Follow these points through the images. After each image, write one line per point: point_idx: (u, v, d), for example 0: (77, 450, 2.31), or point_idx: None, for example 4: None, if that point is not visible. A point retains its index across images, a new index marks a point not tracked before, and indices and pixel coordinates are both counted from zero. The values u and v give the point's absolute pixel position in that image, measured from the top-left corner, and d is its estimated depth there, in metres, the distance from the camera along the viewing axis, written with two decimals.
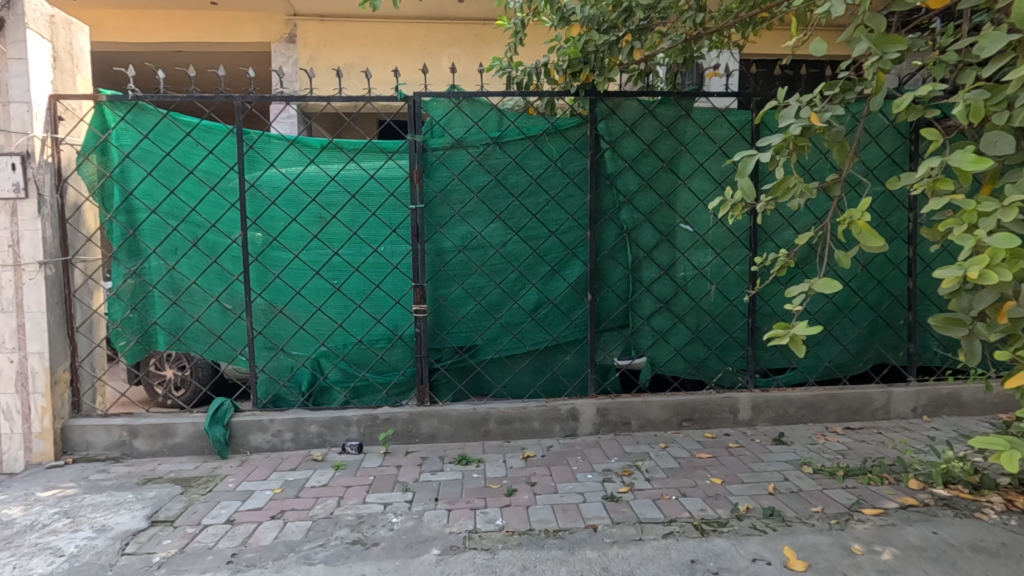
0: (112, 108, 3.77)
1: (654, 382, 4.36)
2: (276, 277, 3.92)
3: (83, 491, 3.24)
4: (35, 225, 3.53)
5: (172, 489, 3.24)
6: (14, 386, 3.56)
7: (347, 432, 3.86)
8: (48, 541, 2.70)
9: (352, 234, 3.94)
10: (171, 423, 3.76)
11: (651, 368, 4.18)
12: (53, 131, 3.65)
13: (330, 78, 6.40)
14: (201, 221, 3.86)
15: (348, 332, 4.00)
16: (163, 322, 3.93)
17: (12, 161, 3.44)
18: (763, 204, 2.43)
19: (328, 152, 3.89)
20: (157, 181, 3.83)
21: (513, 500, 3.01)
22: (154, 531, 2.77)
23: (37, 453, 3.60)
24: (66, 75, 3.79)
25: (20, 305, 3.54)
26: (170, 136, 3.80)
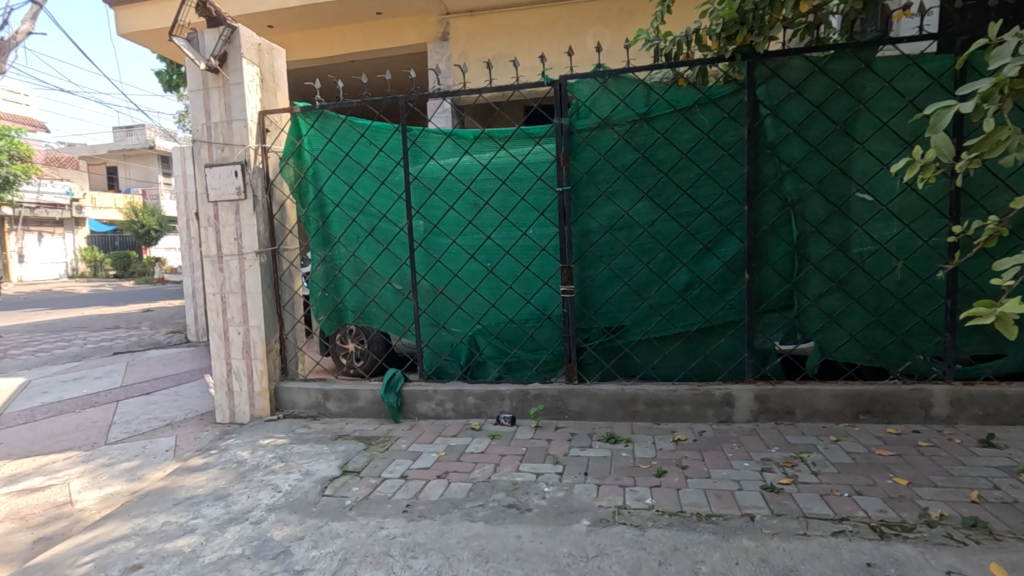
0: (304, 117, 4.38)
1: (823, 370, 3.97)
2: (436, 261, 4.28)
3: (292, 442, 3.91)
4: (251, 221, 4.28)
5: (357, 445, 3.76)
6: (241, 353, 4.39)
7: (501, 405, 4.11)
8: (270, 479, 3.31)
9: (503, 219, 4.15)
10: (355, 389, 4.34)
11: (819, 354, 3.81)
12: (261, 142, 4.37)
13: (481, 70, 6.73)
14: (374, 212, 4.36)
15: (500, 312, 4.24)
16: (348, 301, 4.53)
17: (234, 169, 4.21)
18: (965, 163, 2.05)
19: (480, 143, 4.12)
20: (339, 179, 4.39)
21: (663, 481, 2.98)
22: (346, 479, 3.25)
23: (258, 408, 4.42)
24: (270, 93, 4.50)
25: (243, 287, 4.33)
26: (349, 138, 4.33)
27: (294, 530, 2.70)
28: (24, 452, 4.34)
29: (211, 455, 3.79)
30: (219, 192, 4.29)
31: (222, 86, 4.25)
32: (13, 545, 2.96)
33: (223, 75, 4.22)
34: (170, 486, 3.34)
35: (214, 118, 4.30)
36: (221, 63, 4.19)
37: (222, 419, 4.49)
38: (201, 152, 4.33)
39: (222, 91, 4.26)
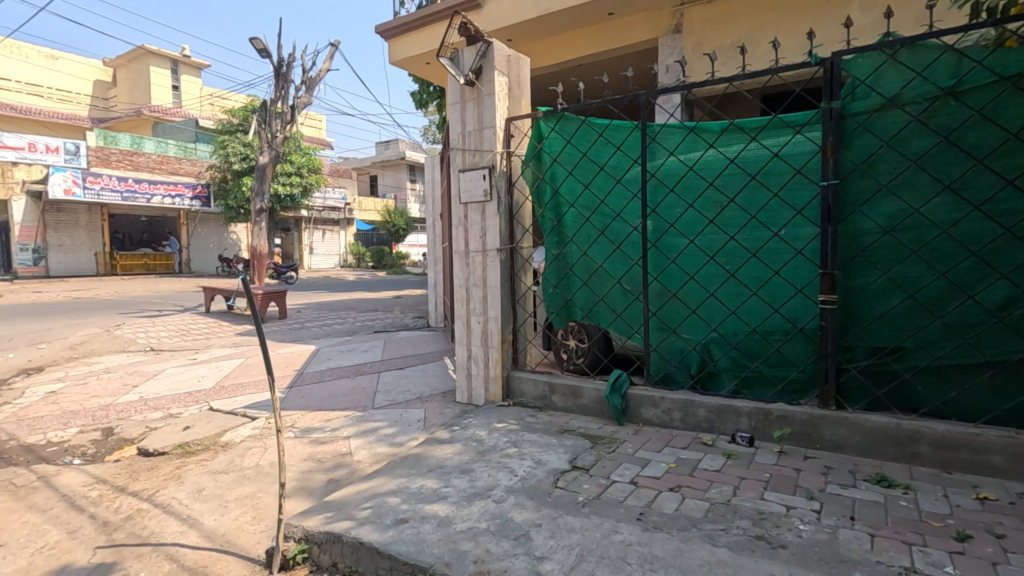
0: (545, 121, 4.57)
1: None
2: (670, 262, 4.09)
3: (522, 429, 4.12)
4: (495, 221, 4.63)
5: (584, 442, 3.80)
6: (480, 341, 4.79)
7: (737, 422, 3.75)
8: (506, 461, 3.53)
9: (750, 217, 3.77)
10: (580, 386, 4.41)
11: None
12: (507, 146, 4.70)
13: (734, 56, 6.21)
14: (608, 211, 4.35)
15: (741, 320, 3.87)
16: (578, 299, 4.63)
17: (483, 173, 4.60)
18: None
19: (727, 135, 3.81)
20: (576, 179, 4.48)
21: (969, 549, 2.36)
22: (575, 474, 3.30)
23: (492, 393, 4.78)
24: (516, 100, 4.81)
25: (485, 281, 4.72)
26: (588, 138, 4.39)
27: (532, 516, 2.82)
28: (318, 406, 5.40)
29: (454, 430, 4.21)
30: (469, 194, 4.74)
31: (476, 98, 4.68)
32: (315, 481, 3.67)
33: (477, 87, 4.65)
34: (424, 453, 3.79)
35: (468, 127, 4.76)
36: (477, 76, 4.62)
37: (462, 399, 4.98)
38: (456, 158, 4.85)
39: (476, 102, 4.69)
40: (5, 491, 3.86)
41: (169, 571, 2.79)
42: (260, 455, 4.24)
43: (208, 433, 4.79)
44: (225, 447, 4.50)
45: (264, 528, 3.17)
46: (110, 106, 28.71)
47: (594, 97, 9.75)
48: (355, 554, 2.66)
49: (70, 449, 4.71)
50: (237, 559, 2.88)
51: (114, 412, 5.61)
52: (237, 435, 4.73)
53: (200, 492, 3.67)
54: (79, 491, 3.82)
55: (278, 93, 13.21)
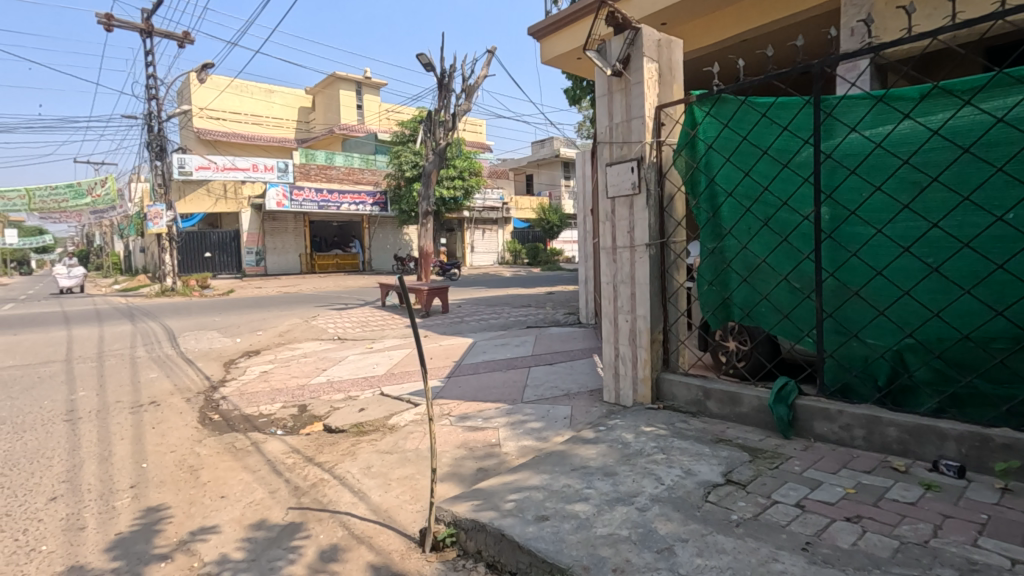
0: (699, 105, 4.23)
1: None
2: (852, 256, 3.53)
3: (672, 435, 3.89)
4: (644, 215, 4.43)
5: (742, 454, 3.46)
6: (628, 340, 4.64)
7: (940, 448, 3.12)
8: (652, 468, 3.36)
9: (962, 199, 3.11)
10: (739, 392, 4.03)
11: None
12: (657, 136, 4.46)
13: (940, 5, 5.19)
14: (773, 200, 3.90)
15: (948, 324, 3.20)
16: (736, 297, 4.22)
17: (631, 165, 4.43)
18: None
19: (930, 101, 3.18)
20: (734, 166, 4.09)
21: None
22: (730, 489, 3.02)
23: (641, 394, 4.60)
24: (667, 86, 4.55)
25: (633, 277, 4.55)
26: (748, 120, 3.98)
27: (678, 529, 2.64)
28: (472, 396, 5.70)
29: (600, 430, 4.13)
30: (617, 188, 4.60)
31: (624, 88, 4.52)
32: (466, 468, 3.87)
33: (625, 77, 4.49)
34: (568, 451, 3.77)
35: (616, 119, 4.62)
36: (624, 66, 4.47)
37: (609, 399, 4.87)
38: (604, 152, 4.74)
39: (624, 92, 4.54)
40: (229, 452, 4.71)
41: (341, 537, 3.15)
42: (420, 439, 4.59)
43: (378, 416, 5.33)
44: (391, 429, 4.96)
45: (420, 508, 3.41)
46: (310, 128, 33.50)
47: (759, 73, 8.89)
48: (498, 544, 2.74)
49: (275, 421, 5.59)
50: (396, 534, 3.15)
51: (307, 392, 6.52)
52: (402, 419, 5.19)
53: (370, 469, 4.09)
54: (279, 458, 4.51)
55: (441, 103, 14.19)
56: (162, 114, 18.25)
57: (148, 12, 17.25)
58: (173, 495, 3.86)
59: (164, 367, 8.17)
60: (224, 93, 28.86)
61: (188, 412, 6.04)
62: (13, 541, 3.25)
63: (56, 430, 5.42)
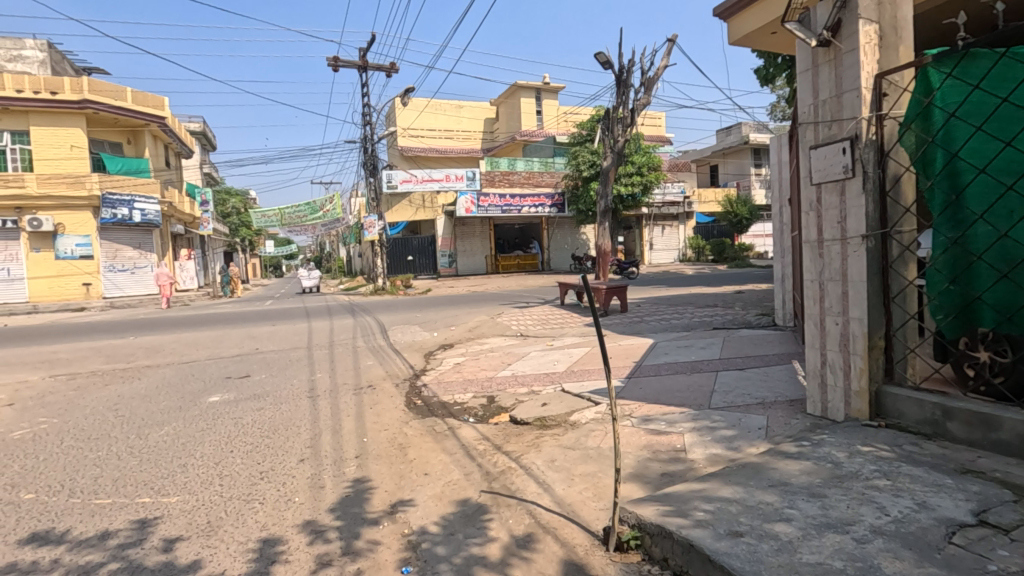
0: (937, 67, 3.52)
1: None
2: None
3: (899, 459, 3.31)
4: (859, 202, 3.83)
5: (1002, 492, 2.79)
6: (838, 346, 4.07)
7: None
8: (873, 495, 2.89)
9: None
10: (996, 414, 3.25)
11: None
12: (877, 109, 3.82)
13: None
14: None
15: None
16: (989, 295, 3.50)
17: (843, 146, 3.88)
18: None
19: None
20: (990, 136, 3.41)
21: None
22: (985, 533, 2.46)
23: (855, 409, 4.00)
24: (890, 49, 3.88)
25: (845, 274, 3.98)
26: (1010, 78, 3.32)
27: (910, 572, 2.24)
28: (654, 398, 5.53)
29: (803, 445, 3.69)
30: (824, 172, 4.08)
31: (834, 58, 3.98)
32: (650, 471, 3.77)
33: (835, 46, 3.95)
34: (765, 465, 3.44)
35: (823, 95, 4.10)
36: (834, 34, 3.93)
37: (815, 411, 4.33)
38: (808, 133, 4.25)
39: (833, 63, 4.00)
40: (430, 435, 5.26)
41: (528, 524, 3.31)
42: (601, 438, 4.60)
43: (560, 411, 5.48)
44: (573, 426, 5.06)
45: (603, 507, 3.42)
46: (494, 138, 35.76)
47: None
48: (686, 554, 2.61)
49: (467, 409, 6.09)
50: (580, 529, 3.20)
51: (495, 384, 6.99)
52: (583, 417, 5.26)
53: (553, 462, 4.22)
54: (472, 443, 4.90)
55: (619, 99, 14.05)
56: (374, 136, 21.12)
57: (364, 49, 20.07)
58: (388, 468, 4.45)
59: (378, 356, 9.46)
60: (423, 113, 32.31)
61: (396, 396, 6.90)
62: (277, 490, 4.06)
63: (302, 404, 6.62)
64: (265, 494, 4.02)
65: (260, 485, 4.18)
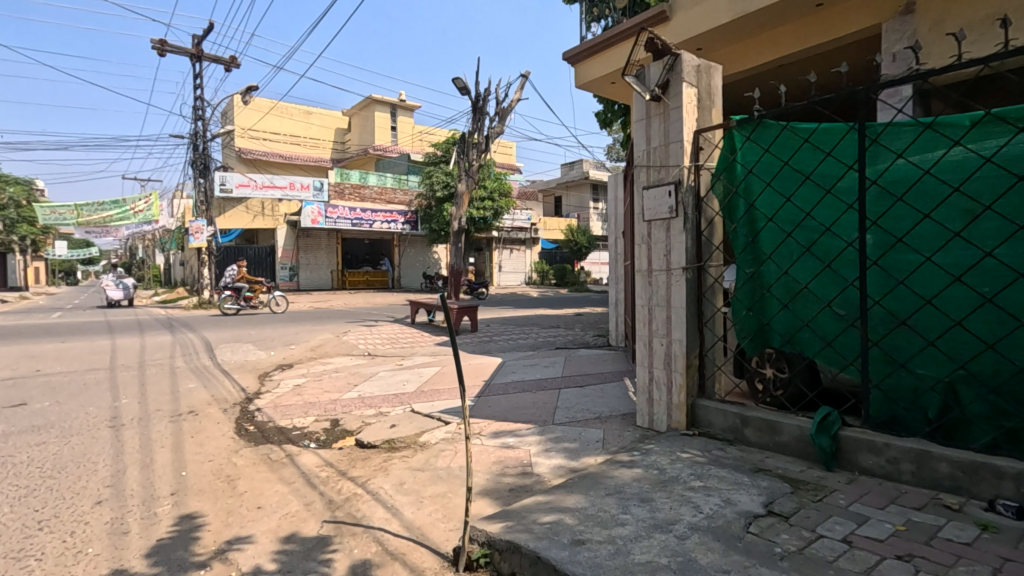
0: (739, 130, 4.24)
1: None
2: (898, 284, 3.44)
3: (709, 462, 3.81)
4: (681, 238, 4.42)
5: (783, 486, 3.36)
6: (663, 364, 4.60)
7: (997, 486, 2.98)
8: (690, 495, 3.29)
9: (1020, 229, 3.01)
10: (778, 421, 3.92)
11: None
12: (695, 160, 4.46)
13: (993, 31, 5.09)
14: (815, 225, 3.87)
15: (1003, 356, 3.09)
16: (776, 323, 4.17)
17: (668, 189, 4.46)
18: None
19: (984, 128, 3.11)
20: (775, 191, 4.08)
21: None
22: (772, 521, 2.93)
23: (675, 420, 4.53)
24: (706, 111, 4.57)
25: (669, 301, 4.52)
26: (789, 145, 3.97)
27: (718, 560, 2.58)
28: (503, 416, 5.68)
29: (634, 455, 4.08)
30: (653, 212, 4.63)
31: (663, 112, 4.57)
32: (498, 487, 3.85)
33: (664, 102, 4.54)
34: (603, 474, 3.73)
35: (654, 143, 4.67)
36: (664, 91, 4.52)
37: (642, 423, 4.81)
38: (641, 175, 4.80)
39: (662, 116, 4.58)
40: (264, 464, 4.79)
41: (375, 552, 3.17)
42: (451, 457, 4.60)
43: (409, 432, 5.36)
44: (423, 447, 4.99)
45: (453, 527, 3.41)
46: (345, 149, 34.46)
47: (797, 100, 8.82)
48: (533, 566, 2.71)
49: (308, 434, 5.67)
50: (429, 551, 3.15)
51: (339, 406, 6.62)
52: (433, 437, 5.21)
53: (402, 485, 4.10)
54: (313, 471, 4.57)
55: (475, 125, 14.50)
56: (207, 133, 19.06)
57: (198, 36, 18.13)
58: (212, 504, 3.95)
59: (202, 378, 8.42)
60: (266, 115, 30.07)
61: (223, 422, 6.18)
62: (62, 542, 3.36)
63: (100, 435, 5.62)
64: (45, 547, 3.31)
65: (37, 537, 3.43)
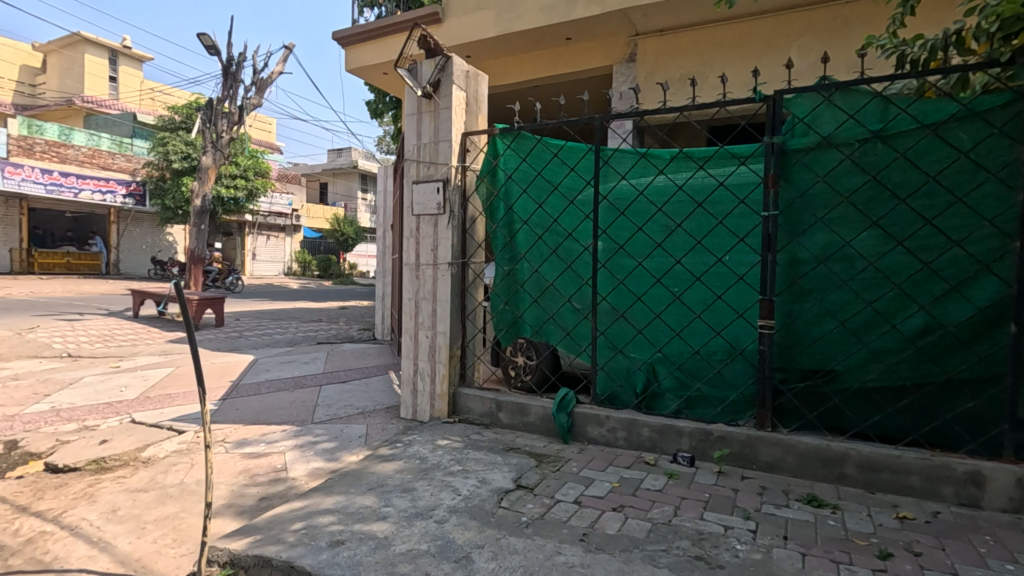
0: (501, 138, 4.60)
1: None
2: (619, 283, 4.15)
3: (467, 447, 4.05)
4: (447, 234, 4.59)
5: (529, 461, 3.76)
6: (427, 356, 4.72)
7: (679, 442, 3.82)
8: (449, 480, 3.44)
9: (697, 243, 3.89)
10: (526, 403, 4.37)
11: None
12: (462, 161, 4.69)
13: (684, 87, 6.54)
14: (561, 230, 4.42)
15: (685, 342, 3.96)
16: (527, 316, 4.64)
17: (437, 186, 4.58)
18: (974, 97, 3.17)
19: (677, 163, 3.94)
20: (530, 197, 4.53)
21: (890, 566, 2.49)
22: (520, 494, 3.26)
23: (437, 409, 4.69)
24: (473, 116, 4.82)
25: (435, 295, 4.66)
26: (542, 157, 4.45)
27: (474, 537, 2.76)
28: (253, 419, 5.12)
29: (397, 447, 4.09)
30: (422, 206, 4.70)
31: (433, 110, 4.67)
32: (245, 499, 3.46)
33: (435, 100, 4.65)
34: (364, 470, 3.65)
35: (424, 139, 4.75)
36: (435, 89, 4.62)
37: (406, 415, 4.86)
38: (410, 169, 4.82)
39: (432, 114, 4.68)
40: None
41: None
42: (185, 471, 3.96)
43: (127, 448, 4.45)
44: (146, 463, 4.19)
45: (186, 551, 2.95)
46: (36, 94, 26.80)
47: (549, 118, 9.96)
48: None
49: None
50: None
51: (19, 423, 5.13)
52: (161, 450, 4.42)
53: (115, 513, 3.38)
54: None
55: (226, 92, 12.73)
56: None
57: None
58: None
59: None
60: None
61: None
62: None
63: None
64: None
65: None
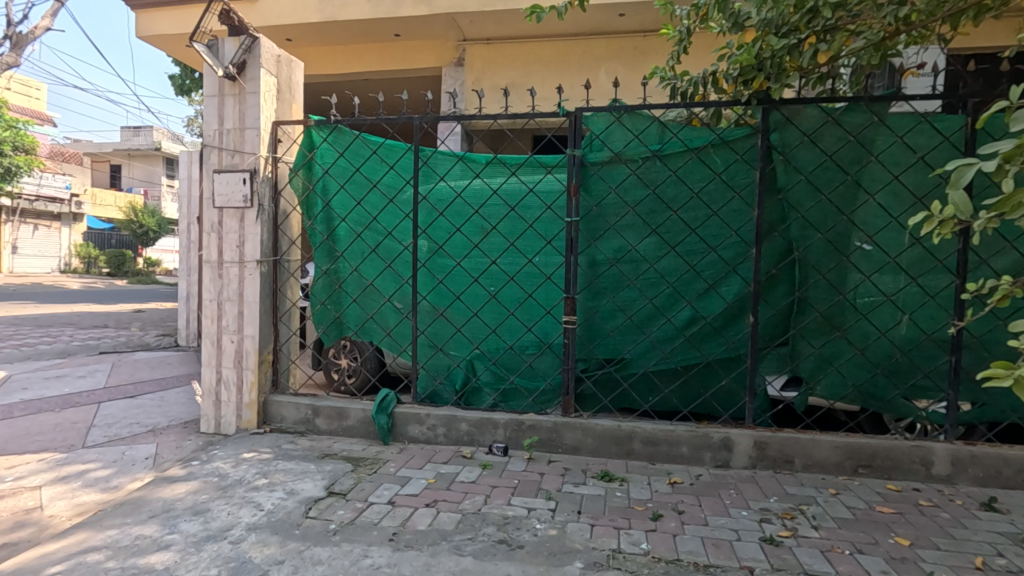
0: (317, 130, 4.39)
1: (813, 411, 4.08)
2: (439, 282, 4.22)
3: (277, 457, 3.79)
4: (255, 229, 4.23)
5: (344, 466, 3.65)
6: (233, 362, 4.30)
7: (494, 434, 4.01)
8: (251, 495, 3.19)
9: (510, 244, 4.11)
10: (345, 406, 4.23)
11: (806, 401, 3.80)
12: (273, 151, 4.37)
13: (495, 96, 6.87)
14: (380, 228, 4.35)
15: (500, 338, 4.16)
16: (347, 316, 4.49)
17: (242, 176, 4.20)
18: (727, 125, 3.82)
19: (491, 168, 4.13)
20: (348, 194, 4.39)
21: (659, 525, 2.91)
22: (331, 501, 3.14)
23: (245, 420, 4.31)
24: (286, 104, 4.51)
25: (241, 295, 4.26)
26: (361, 154, 4.35)
27: (274, 552, 2.60)
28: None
29: (192, 466, 3.67)
30: (226, 198, 4.26)
31: (238, 93, 4.26)
32: None
33: (240, 83, 4.25)
34: (147, 496, 3.21)
35: (227, 125, 4.31)
36: (240, 71, 4.22)
37: (207, 429, 4.37)
38: (211, 157, 4.34)
39: (237, 98, 4.27)
40: None
41: None
42: None
43: None
44: None
45: None
46: None
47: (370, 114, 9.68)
48: None
49: None
50: None
51: None
52: None
53: None
54: None
55: None
56: None
57: None
58: None
59: None
60: None
61: None
62: None
63: None
64: None
65: None
